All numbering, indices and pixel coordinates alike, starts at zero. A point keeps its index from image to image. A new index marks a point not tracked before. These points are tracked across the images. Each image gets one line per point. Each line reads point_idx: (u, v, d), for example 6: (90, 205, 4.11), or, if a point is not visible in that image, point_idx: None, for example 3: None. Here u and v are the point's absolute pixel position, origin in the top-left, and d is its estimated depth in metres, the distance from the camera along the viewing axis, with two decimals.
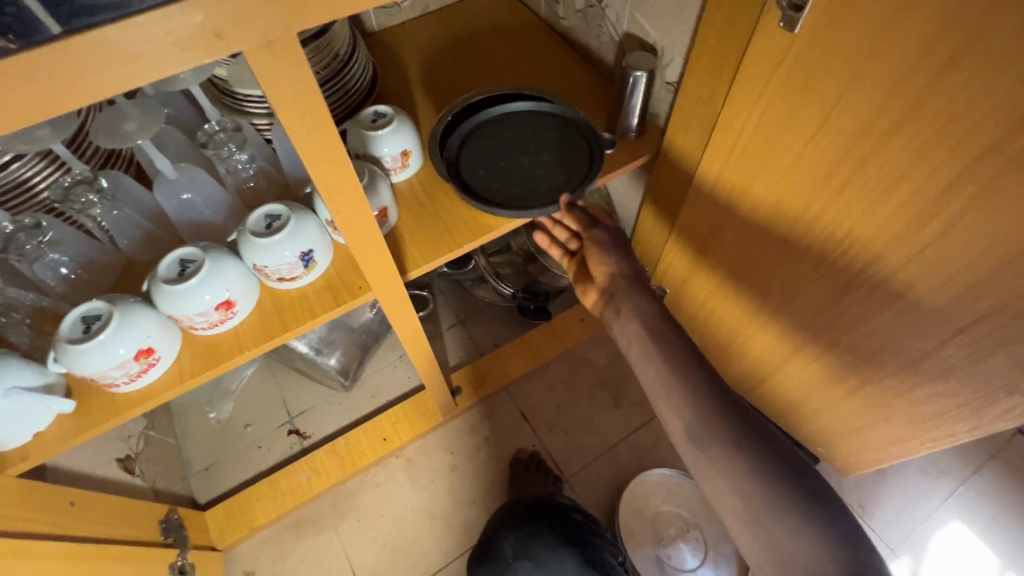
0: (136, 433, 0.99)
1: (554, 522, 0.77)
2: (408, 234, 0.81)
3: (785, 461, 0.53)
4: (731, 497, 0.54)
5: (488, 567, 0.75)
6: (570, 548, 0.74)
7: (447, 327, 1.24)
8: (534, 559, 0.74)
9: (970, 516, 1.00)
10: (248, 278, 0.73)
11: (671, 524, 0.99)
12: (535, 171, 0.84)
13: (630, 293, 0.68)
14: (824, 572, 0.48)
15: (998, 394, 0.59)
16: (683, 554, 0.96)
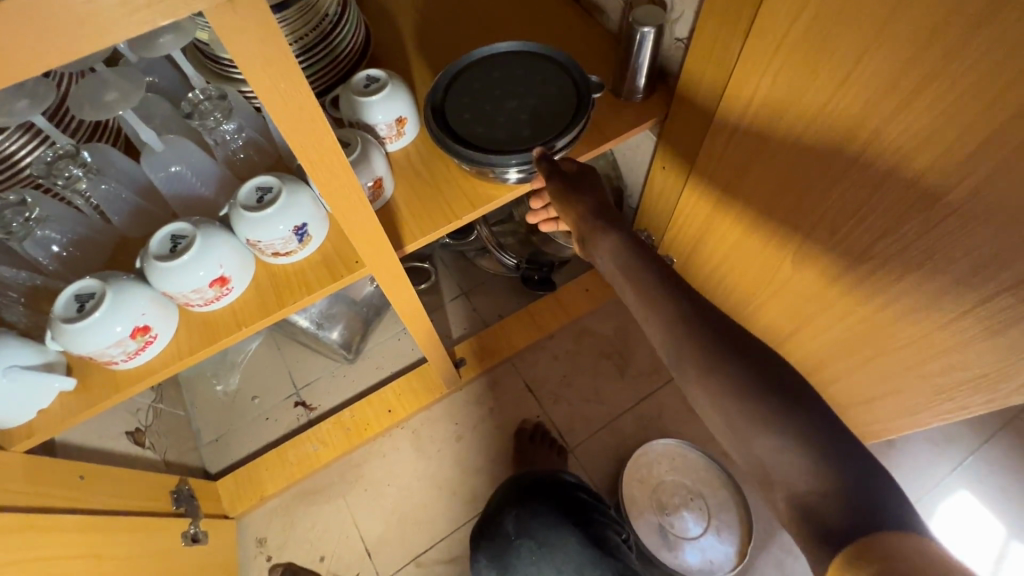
0: (144, 406, 1.00)
1: (558, 501, 0.77)
2: (405, 205, 0.79)
3: (766, 379, 0.48)
4: (717, 419, 0.50)
5: (489, 547, 0.76)
6: (572, 528, 0.74)
7: (450, 299, 1.22)
8: (536, 538, 0.74)
9: (978, 485, 0.99)
10: (242, 254, 0.71)
11: (675, 492, 0.99)
12: (518, 114, 0.79)
13: (601, 230, 0.63)
14: (806, 491, 0.44)
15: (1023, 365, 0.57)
16: (686, 522, 0.96)
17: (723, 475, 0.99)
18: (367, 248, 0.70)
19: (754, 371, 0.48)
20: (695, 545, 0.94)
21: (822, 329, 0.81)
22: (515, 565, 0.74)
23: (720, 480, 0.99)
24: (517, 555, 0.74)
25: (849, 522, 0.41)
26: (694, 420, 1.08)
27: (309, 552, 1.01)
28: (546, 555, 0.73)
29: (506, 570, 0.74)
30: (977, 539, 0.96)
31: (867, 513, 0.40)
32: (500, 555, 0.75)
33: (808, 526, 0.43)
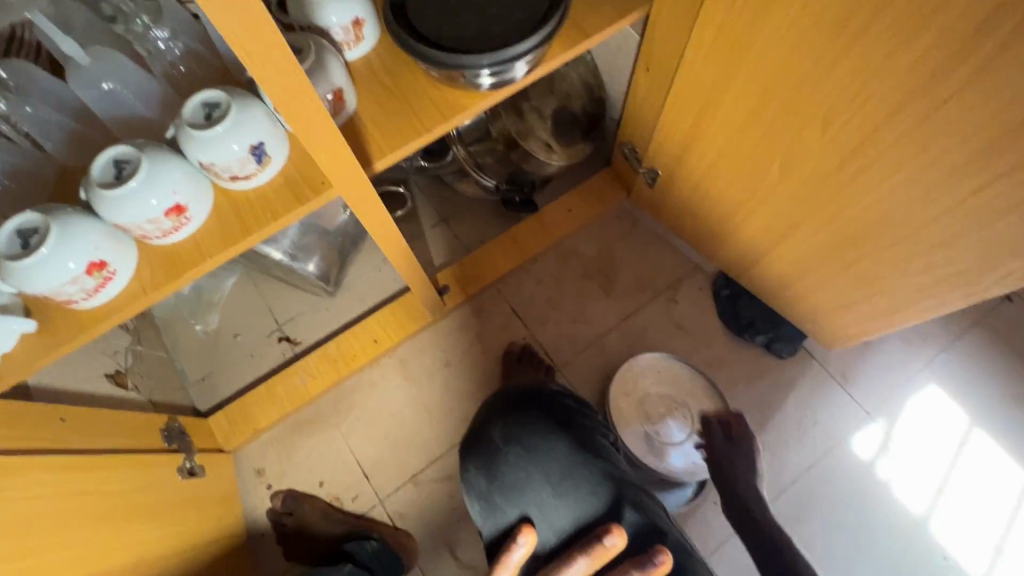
0: (122, 348, 0.98)
1: (544, 411, 0.77)
2: (369, 120, 0.72)
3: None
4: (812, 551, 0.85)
5: (478, 459, 0.75)
6: (559, 434, 0.74)
7: (429, 226, 1.18)
8: (523, 442, 0.74)
9: (947, 380, 1.04)
10: (198, 180, 0.66)
11: (660, 403, 1.01)
12: (489, 7, 0.71)
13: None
14: None
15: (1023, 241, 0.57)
16: (670, 429, 1.00)
17: (704, 384, 1.03)
18: (326, 166, 0.64)
19: None
20: (679, 449, 0.98)
21: (811, 231, 0.80)
22: (504, 473, 0.72)
23: (701, 388, 1.02)
24: (506, 462, 0.73)
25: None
26: (679, 334, 1.10)
27: (308, 479, 1.03)
28: (534, 459, 0.72)
29: (494, 477, 0.73)
30: (942, 428, 1.01)
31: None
32: (489, 464, 0.74)
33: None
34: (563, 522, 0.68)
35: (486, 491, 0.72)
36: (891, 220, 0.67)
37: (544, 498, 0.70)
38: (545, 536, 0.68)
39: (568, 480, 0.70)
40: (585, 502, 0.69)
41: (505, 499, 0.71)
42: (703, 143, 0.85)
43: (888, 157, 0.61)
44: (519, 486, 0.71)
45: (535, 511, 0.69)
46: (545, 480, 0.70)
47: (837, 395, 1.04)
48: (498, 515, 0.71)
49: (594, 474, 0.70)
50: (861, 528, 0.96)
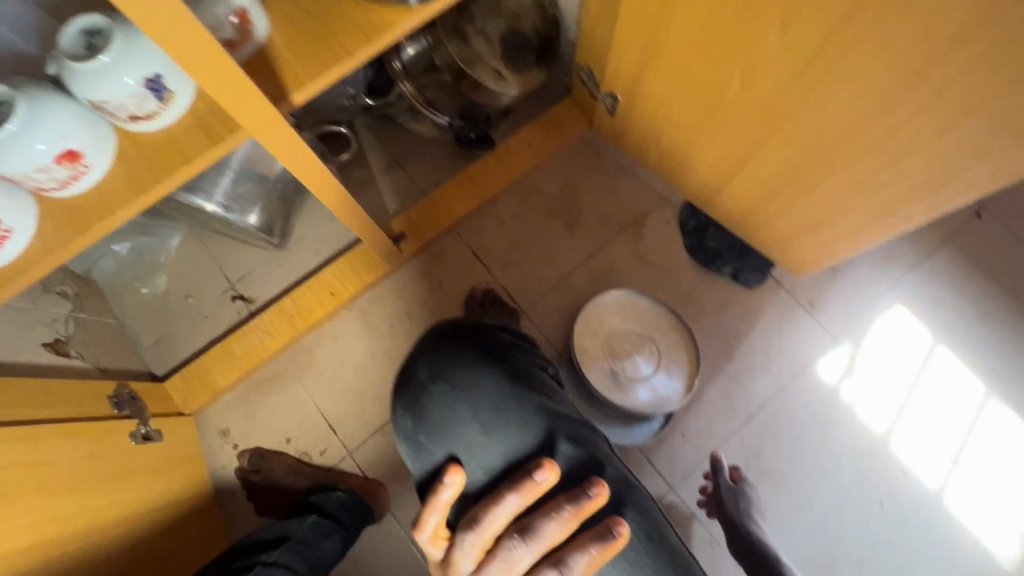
0: (61, 315, 0.91)
1: (475, 342, 0.65)
2: (284, 45, 0.65)
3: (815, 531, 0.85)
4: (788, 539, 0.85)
5: (401, 398, 0.64)
6: (491, 367, 0.63)
7: (380, 171, 1.11)
8: (450, 378, 0.62)
9: (913, 300, 1.03)
10: (91, 122, 0.58)
11: (626, 339, 1.00)
12: None
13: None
14: None
15: (988, 142, 0.54)
16: (635, 364, 0.99)
17: (670, 317, 1.01)
18: (223, 99, 0.57)
19: None
20: (646, 384, 0.98)
21: (774, 151, 0.76)
22: (429, 412, 0.62)
23: (667, 322, 1.01)
24: (431, 400, 0.62)
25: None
26: (645, 269, 1.07)
27: (274, 435, 1.02)
28: (463, 396, 0.61)
29: (419, 417, 0.62)
30: (907, 348, 1.02)
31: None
32: (414, 403, 0.63)
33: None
34: (493, 461, 0.59)
35: (412, 432, 0.62)
36: (855, 131, 0.63)
37: (473, 437, 0.60)
38: (474, 477, 0.59)
39: (499, 416, 0.61)
40: (518, 439, 0.60)
41: (431, 439, 0.61)
42: (659, 61, 0.78)
43: (850, 59, 0.56)
44: (446, 425, 0.61)
45: (463, 452, 0.60)
46: (474, 417, 0.61)
47: (804, 321, 1.04)
48: (425, 457, 0.61)
49: (528, 408, 0.61)
50: (824, 448, 0.98)
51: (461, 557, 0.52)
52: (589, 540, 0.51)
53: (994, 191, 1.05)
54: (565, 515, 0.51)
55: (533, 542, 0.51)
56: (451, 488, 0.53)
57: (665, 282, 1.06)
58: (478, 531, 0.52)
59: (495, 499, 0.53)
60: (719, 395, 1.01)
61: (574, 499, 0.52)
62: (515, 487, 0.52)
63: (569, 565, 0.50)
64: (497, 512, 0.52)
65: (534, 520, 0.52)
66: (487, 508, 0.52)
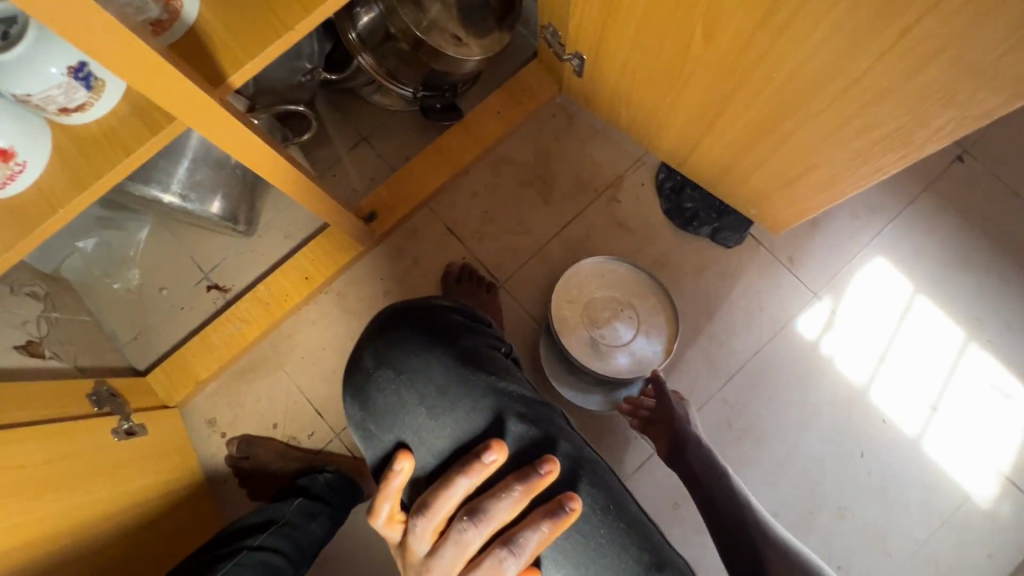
0: (32, 317, 0.90)
1: (419, 326, 0.63)
2: (217, 21, 0.61)
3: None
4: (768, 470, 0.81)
5: (350, 387, 0.63)
6: (436, 350, 0.61)
7: (346, 149, 1.08)
8: (395, 365, 0.61)
9: (893, 250, 1.02)
10: (18, 118, 0.56)
11: (605, 306, 0.99)
12: None
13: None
14: None
15: (958, 85, 0.52)
16: (613, 331, 0.98)
17: (648, 282, 1.00)
18: (147, 86, 0.53)
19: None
20: (625, 351, 0.98)
21: (744, 105, 0.73)
22: (376, 399, 0.61)
23: (644, 288, 1.00)
24: (377, 388, 0.61)
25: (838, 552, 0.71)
26: (622, 234, 1.05)
27: (261, 422, 1.03)
28: (408, 382, 0.60)
29: (367, 405, 0.61)
30: (887, 299, 1.01)
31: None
32: (361, 392, 0.62)
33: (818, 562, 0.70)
34: (441, 444, 0.58)
35: (361, 420, 0.61)
36: (824, 80, 0.60)
37: (420, 422, 0.59)
38: (424, 461, 0.59)
39: (445, 399, 0.59)
40: (464, 421, 0.58)
41: (380, 427, 0.60)
42: (622, 16, 0.74)
43: (813, 3, 0.53)
44: (393, 412, 0.60)
45: (411, 437, 0.59)
46: (420, 402, 0.59)
47: (784, 277, 1.03)
48: (376, 444, 0.61)
49: (474, 389, 0.59)
50: (805, 402, 0.99)
51: (415, 541, 0.52)
52: (540, 516, 0.50)
53: (975, 133, 1.02)
54: (515, 494, 0.51)
55: (483, 523, 0.51)
56: (401, 475, 0.53)
57: (643, 246, 1.05)
58: (429, 515, 0.52)
59: (445, 483, 0.52)
60: (699, 357, 1.01)
61: (522, 478, 0.52)
62: (463, 470, 0.52)
63: (519, 544, 0.50)
64: (448, 495, 0.52)
65: (484, 501, 0.52)
66: (437, 492, 0.52)
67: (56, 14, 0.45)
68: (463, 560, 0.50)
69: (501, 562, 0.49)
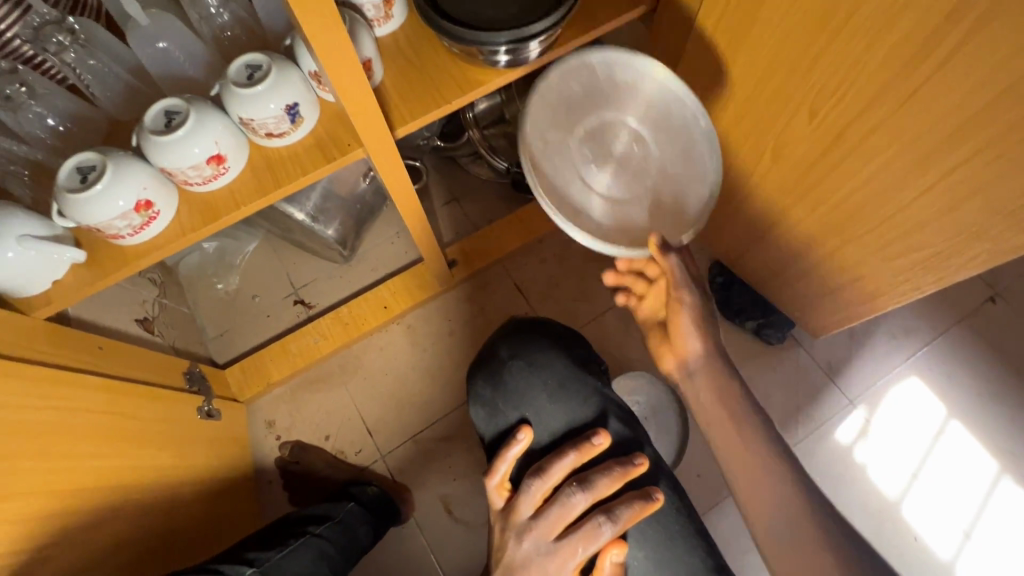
0: (149, 298, 1.03)
1: (547, 332, 0.73)
2: (395, 89, 0.79)
3: (831, 517, 0.65)
4: (780, 528, 0.65)
5: (483, 370, 0.72)
6: (560, 351, 0.71)
7: (441, 204, 1.24)
8: (527, 357, 0.70)
9: (927, 373, 1.08)
10: (237, 135, 0.72)
11: (611, 138, 0.78)
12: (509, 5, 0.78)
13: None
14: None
15: (976, 231, 0.64)
16: (618, 176, 0.77)
17: (675, 97, 0.76)
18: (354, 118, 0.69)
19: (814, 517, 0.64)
20: (623, 214, 0.76)
21: (796, 219, 0.86)
22: (507, 381, 0.69)
23: (681, 114, 0.76)
24: (509, 372, 0.70)
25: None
26: None
27: (315, 432, 1.10)
28: (536, 370, 0.69)
29: (497, 385, 0.70)
30: (921, 416, 1.06)
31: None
32: (493, 374, 0.71)
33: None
34: (558, 425, 0.66)
35: (490, 398, 0.70)
36: (869, 206, 0.73)
37: (542, 405, 0.67)
38: (540, 437, 0.67)
39: (565, 390, 0.67)
40: (578, 408, 0.67)
41: (507, 404, 0.69)
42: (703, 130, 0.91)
43: (865, 144, 0.67)
44: (520, 393, 0.68)
45: (532, 415, 0.67)
46: (544, 388, 0.68)
47: (822, 381, 1.09)
48: (499, 419, 0.69)
49: (588, 387, 0.68)
50: (836, 504, 1.02)
51: (525, 501, 0.60)
52: (634, 497, 0.59)
53: (1007, 279, 1.12)
54: (614, 474, 0.59)
55: (590, 491, 0.59)
56: (519, 444, 0.62)
57: None
58: (544, 478, 0.60)
59: (558, 454, 0.61)
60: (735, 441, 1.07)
61: (621, 462, 0.60)
62: (574, 446, 0.60)
63: (617, 514, 0.58)
64: (560, 464, 0.60)
65: (590, 474, 0.60)
66: (553, 459, 0.60)
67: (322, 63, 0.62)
68: (566, 521, 0.59)
69: (598, 526, 0.58)
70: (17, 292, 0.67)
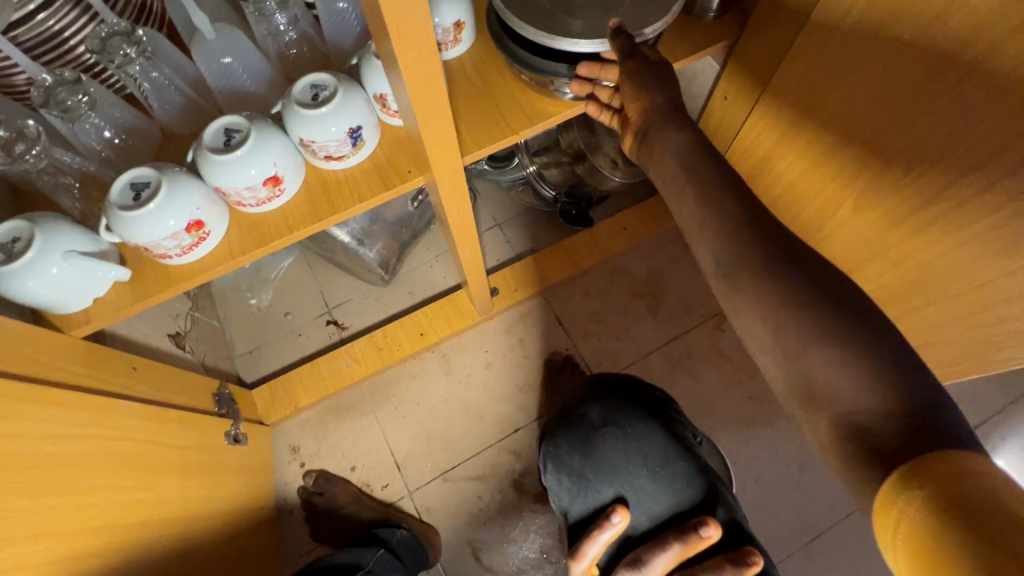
0: (182, 312, 1.00)
1: (642, 399, 0.73)
2: (461, 116, 0.75)
3: (826, 296, 0.45)
4: (760, 335, 0.48)
5: (570, 433, 0.73)
6: (657, 421, 0.71)
7: (484, 229, 1.20)
8: (623, 427, 0.71)
9: (997, 444, 1.01)
10: (296, 157, 0.69)
11: None
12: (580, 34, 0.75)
13: (668, 123, 0.59)
14: (859, 411, 0.43)
15: None
16: None
17: None
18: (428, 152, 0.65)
19: (820, 328, 0.45)
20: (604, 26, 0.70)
21: (873, 273, 0.81)
22: (602, 452, 0.70)
23: None
24: (602, 442, 0.70)
25: (897, 433, 0.40)
26: (720, 363, 1.10)
27: (341, 462, 1.05)
28: (634, 442, 0.69)
29: (590, 456, 0.70)
30: None
31: (920, 437, 0.40)
32: (585, 442, 0.71)
33: (856, 445, 0.43)
34: (658, 508, 0.65)
35: (580, 468, 0.70)
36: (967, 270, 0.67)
37: (641, 484, 0.67)
38: (639, 520, 0.66)
39: (665, 468, 0.67)
40: (679, 489, 0.66)
41: (601, 479, 0.69)
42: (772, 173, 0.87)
43: None
44: (617, 468, 0.68)
45: (630, 494, 0.67)
46: (643, 465, 0.68)
47: None
48: (593, 495, 0.69)
49: (689, 466, 0.67)
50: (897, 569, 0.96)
51: None
52: None
53: None
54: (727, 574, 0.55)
55: None
56: (614, 528, 0.63)
57: (739, 380, 1.09)
58: (644, 571, 0.59)
59: (660, 545, 0.59)
60: (786, 503, 1.01)
61: (735, 561, 0.56)
62: (679, 538, 0.59)
63: None
64: (662, 557, 0.58)
65: (698, 572, 0.56)
66: (653, 550, 0.59)
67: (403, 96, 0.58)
68: None
69: None
70: (53, 310, 0.63)
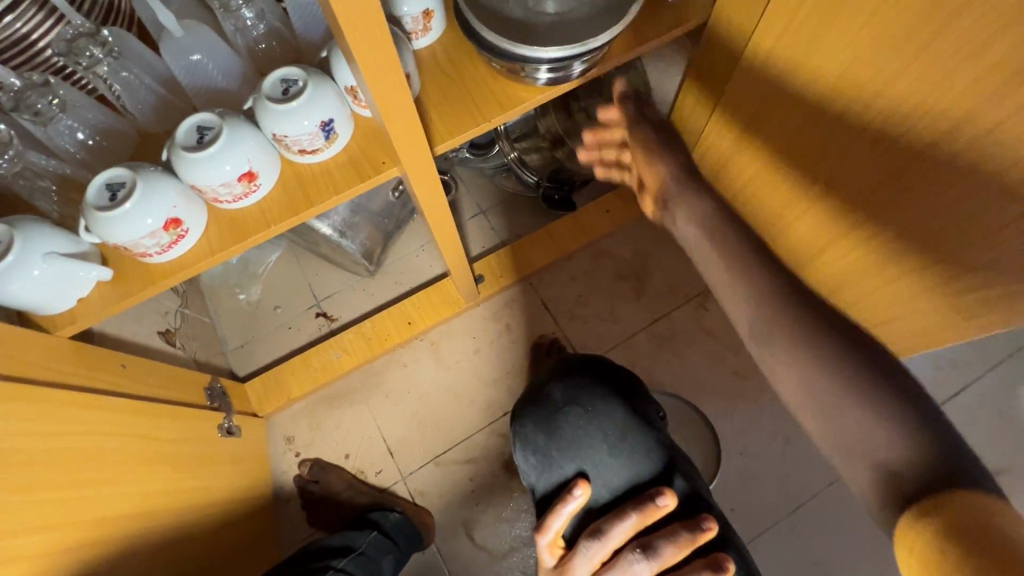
0: (171, 309, 1.01)
1: (603, 377, 0.75)
2: (433, 105, 0.76)
3: (863, 354, 0.49)
4: (797, 390, 0.52)
5: (535, 412, 0.74)
6: (617, 398, 0.73)
7: (469, 217, 1.21)
8: (585, 404, 0.73)
9: (977, 410, 1.04)
10: (270, 152, 0.70)
11: None
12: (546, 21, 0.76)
13: (689, 190, 0.63)
14: (893, 459, 0.45)
15: None
16: None
17: None
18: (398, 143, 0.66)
19: (856, 383, 0.48)
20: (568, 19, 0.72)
21: None
22: (564, 429, 0.72)
23: None
24: (565, 420, 0.72)
25: (934, 477, 0.43)
26: (705, 341, 1.12)
27: (335, 450, 1.07)
28: (595, 419, 0.71)
29: (553, 433, 0.72)
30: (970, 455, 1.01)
31: (950, 479, 0.42)
32: (548, 421, 0.73)
33: (892, 494, 0.45)
34: (618, 480, 0.68)
35: (544, 446, 0.72)
36: None
37: (601, 458, 0.69)
38: (599, 493, 0.69)
39: (624, 443, 0.70)
40: (638, 462, 0.69)
41: (563, 455, 0.71)
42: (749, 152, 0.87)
43: None
44: (578, 444, 0.71)
45: (591, 468, 0.69)
46: (604, 441, 0.70)
47: None
48: (557, 470, 0.71)
49: (648, 440, 0.70)
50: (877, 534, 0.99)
51: (582, 562, 0.62)
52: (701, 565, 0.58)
53: None
54: (681, 540, 0.59)
55: (654, 558, 0.59)
56: (576, 501, 0.65)
57: (725, 356, 1.11)
58: (603, 541, 0.61)
59: (619, 515, 0.62)
60: (771, 474, 1.03)
61: (689, 527, 0.60)
62: (637, 508, 0.62)
63: None
64: (621, 526, 0.61)
65: (653, 539, 0.60)
66: (612, 521, 0.62)
67: (366, 88, 0.58)
68: None
69: None
70: (36, 310, 0.64)
